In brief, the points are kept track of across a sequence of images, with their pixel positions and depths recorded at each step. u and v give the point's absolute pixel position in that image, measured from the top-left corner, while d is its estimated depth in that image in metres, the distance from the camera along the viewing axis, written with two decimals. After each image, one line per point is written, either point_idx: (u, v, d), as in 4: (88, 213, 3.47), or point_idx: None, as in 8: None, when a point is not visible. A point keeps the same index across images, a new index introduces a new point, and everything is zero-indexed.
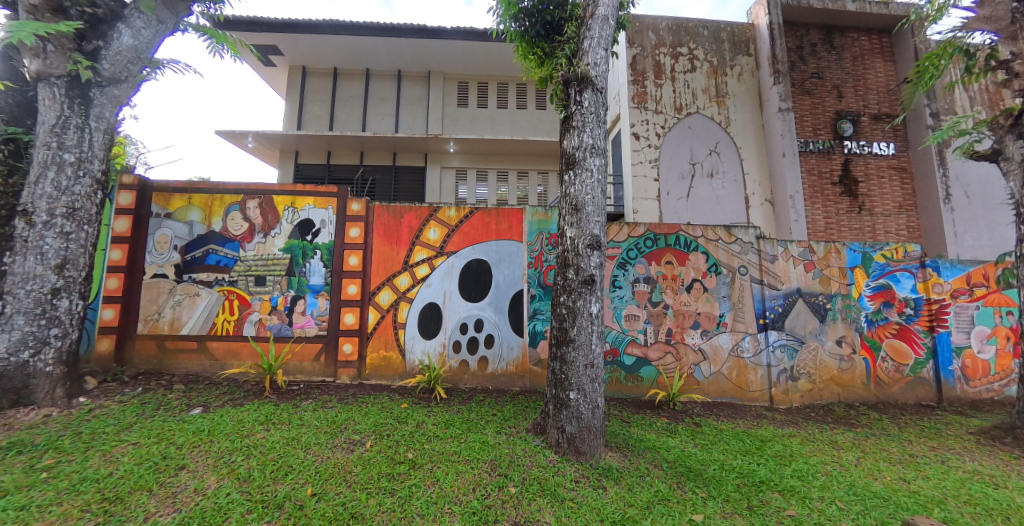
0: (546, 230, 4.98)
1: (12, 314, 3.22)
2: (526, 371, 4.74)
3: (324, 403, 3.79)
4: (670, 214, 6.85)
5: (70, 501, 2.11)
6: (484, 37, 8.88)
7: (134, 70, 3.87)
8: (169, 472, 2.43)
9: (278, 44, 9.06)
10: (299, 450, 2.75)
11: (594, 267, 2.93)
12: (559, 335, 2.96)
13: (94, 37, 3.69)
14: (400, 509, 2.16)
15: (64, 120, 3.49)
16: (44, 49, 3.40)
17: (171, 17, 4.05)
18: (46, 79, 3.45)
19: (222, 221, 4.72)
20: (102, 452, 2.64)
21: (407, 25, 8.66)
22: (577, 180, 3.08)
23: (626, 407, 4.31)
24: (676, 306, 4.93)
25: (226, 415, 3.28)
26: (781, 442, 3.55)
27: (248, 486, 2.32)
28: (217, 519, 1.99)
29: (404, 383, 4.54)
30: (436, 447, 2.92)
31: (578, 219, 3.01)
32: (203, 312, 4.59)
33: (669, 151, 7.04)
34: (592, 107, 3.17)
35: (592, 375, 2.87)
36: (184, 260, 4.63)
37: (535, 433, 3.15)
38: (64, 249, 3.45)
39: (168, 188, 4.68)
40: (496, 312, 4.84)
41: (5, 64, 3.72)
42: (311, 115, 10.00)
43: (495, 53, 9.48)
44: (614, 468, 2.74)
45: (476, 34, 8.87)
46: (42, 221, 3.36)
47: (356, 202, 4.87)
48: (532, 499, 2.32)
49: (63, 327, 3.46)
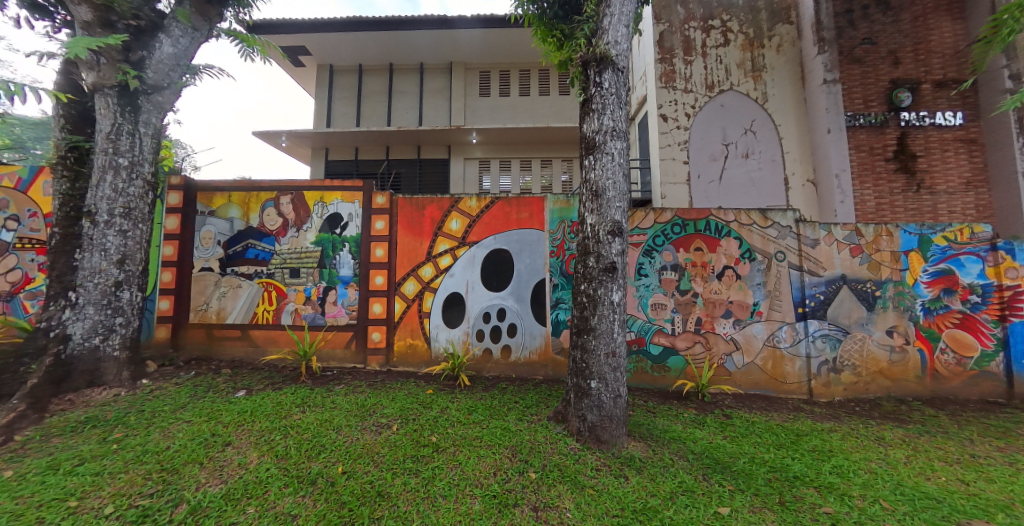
0: (568, 218, 4.87)
1: (84, 305, 3.58)
2: (548, 360, 4.72)
3: (355, 388, 3.97)
4: (700, 199, 6.54)
5: (134, 470, 2.35)
6: (449, 25, 8.79)
7: (175, 76, 4.15)
8: (216, 447, 2.63)
9: (305, 45, 9.36)
10: (331, 431, 2.90)
11: (617, 254, 2.86)
12: (579, 324, 2.92)
13: (138, 47, 3.93)
14: (423, 488, 2.25)
15: (118, 127, 3.79)
16: (98, 62, 3.68)
17: (204, 23, 4.30)
18: (100, 90, 3.74)
19: (259, 217, 4.99)
20: (160, 427, 2.91)
21: (369, 20, 8.73)
22: (597, 164, 2.99)
23: (652, 397, 4.23)
24: (705, 293, 4.74)
25: (267, 398, 3.52)
26: (820, 437, 3.36)
27: (286, 462, 2.48)
28: (258, 492, 2.16)
29: (429, 370, 4.68)
30: (459, 431, 2.99)
31: (599, 206, 2.93)
32: (245, 302, 4.90)
33: (700, 133, 6.67)
34: (614, 88, 3.05)
35: (614, 365, 2.83)
36: (227, 254, 4.95)
37: (556, 421, 3.13)
38: (123, 246, 3.78)
39: (210, 187, 5.02)
40: (518, 301, 4.83)
41: (66, 79, 4.05)
42: (338, 112, 10.32)
43: (461, 43, 9.43)
44: (637, 458, 2.70)
45: (442, 22, 8.75)
46: (104, 220, 3.69)
47: (381, 196, 4.99)
48: (552, 485, 2.33)
49: (126, 316, 3.83)
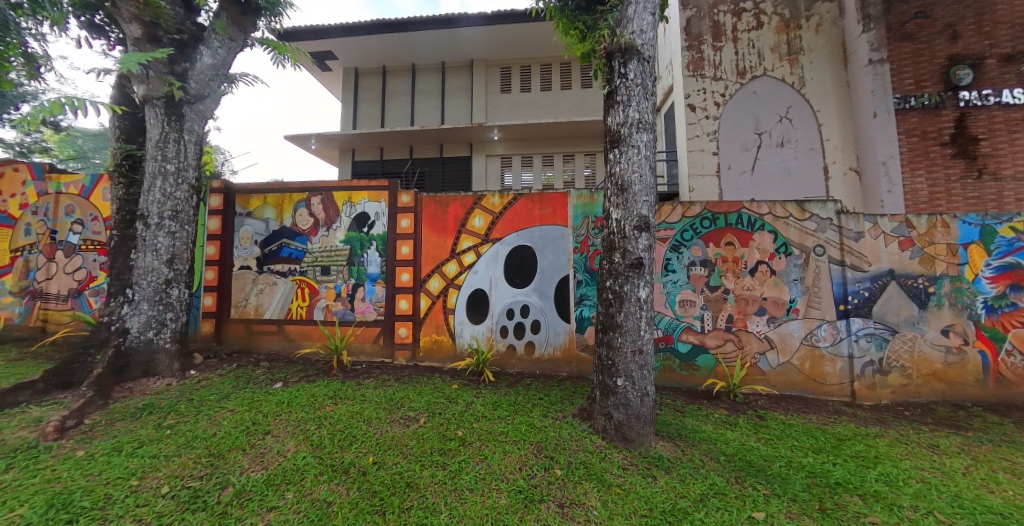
0: (592, 213, 4.78)
1: (139, 301, 3.87)
2: (572, 357, 4.68)
3: (383, 382, 4.09)
4: (731, 191, 6.27)
5: (186, 454, 2.52)
6: (451, 23, 8.79)
7: (215, 85, 4.37)
8: (257, 435, 2.78)
9: (332, 49, 9.66)
10: (362, 423, 3.01)
11: (644, 250, 2.79)
12: (605, 321, 2.88)
13: (181, 59, 4.19)
14: (451, 481, 2.29)
15: (165, 136, 4.04)
16: (147, 76, 3.94)
17: (240, 33, 4.51)
18: (150, 102, 4.00)
19: (292, 217, 5.21)
20: (208, 415, 3.11)
21: (378, 21, 8.81)
22: (622, 158, 2.93)
23: (680, 396, 4.12)
24: (737, 290, 4.55)
25: (302, 390, 3.69)
26: (865, 442, 3.17)
27: (321, 451, 2.60)
28: (296, 479, 2.27)
29: (454, 365, 4.75)
30: (484, 426, 3.02)
31: (625, 200, 2.86)
32: (280, 299, 5.14)
33: (731, 122, 6.38)
34: (639, 78, 2.96)
35: (641, 362, 2.77)
36: (263, 253, 5.21)
37: (581, 418, 3.10)
38: (172, 246, 4.04)
39: (248, 190, 5.30)
40: (541, 298, 4.81)
41: (121, 92, 4.37)
42: (364, 113, 10.60)
43: (463, 40, 9.41)
44: (665, 457, 2.65)
45: (445, 21, 8.75)
46: (155, 222, 3.96)
47: (406, 195, 5.09)
48: (578, 483, 2.32)
49: (175, 311, 4.10)
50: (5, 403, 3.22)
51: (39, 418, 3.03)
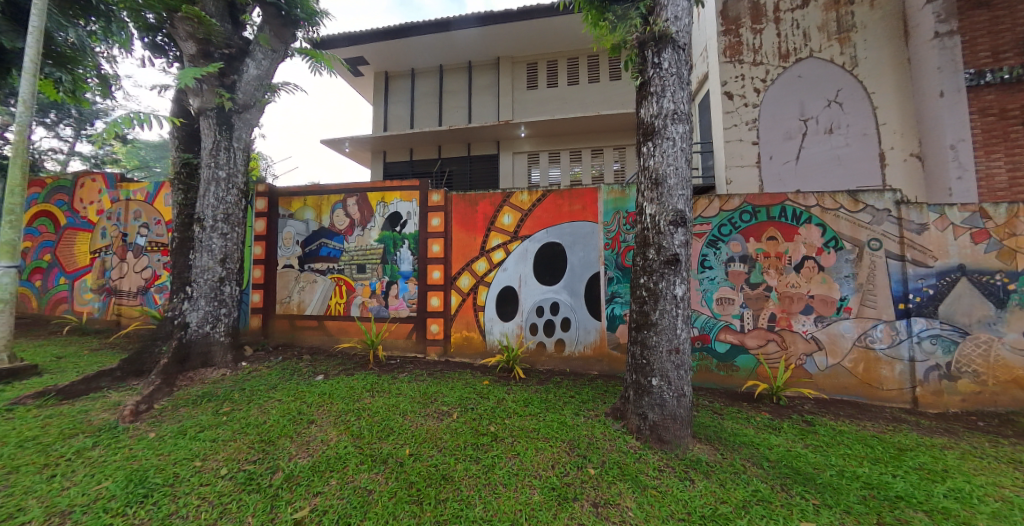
0: (624, 208, 4.66)
1: (197, 297, 4.19)
2: (603, 355, 4.60)
3: (416, 377, 4.21)
4: (773, 182, 5.92)
5: (240, 439, 2.72)
6: (447, 27, 8.91)
7: (259, 95, 4.64)
8: (302, 424, 2.95)
9: (364, 54, 9.99)
10: (398, 416, 3.11)
11: (680, 246, 2.69)
12: (639, 319, 2.81)
13: (230, 72, 4.48)
14: (484, 475, 2.33)
15: (217, 144, 4.35)
16: (201, 89, 4.23)
17: (281, 45, 4.77)
18: (204, 113, 4.31)
19: (330, 218, 5.46)
20: (259, 404, 3.33)
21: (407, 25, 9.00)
22: (656, 151, 2.83)
23: (718, 398, 3.96)
24: (780, 287, 4.30)
25: (342, 382, 3.87)
26: (930, 454, 2.90)
27: (361, 441, 2.72)
28: (339, 467, 2.39)
29: (485, 361, 4.81)
30: (516, 422, 3.05)
31: (659, 195, 2.78)
32: (320, 296, 5.40)
33: (773, 109, 6.01)
34: (674, 67, 2.85)
35: (678, 362, 2.69)
36: (304, 252, 5.49)
37: (614, 418, 3.05)
38: (224, 247, 4.35)
39: (289, 193, 5.60)
40: (571, 295, 4.77)
41: (178, 105, 4.74)
42: (394, 115, 10.90)
43: (460, 41, 9.52)
44: (704, 461, 2.55)
45: (440, 25, 8.90)
46: (209, 225, 4.27)
47: (436, 194, 5.19)
48: (612, 483, 2.29)
49: (228, 307, 4.41)
50: (88, 388, 3.60)
51: (117, 402, 3.37)
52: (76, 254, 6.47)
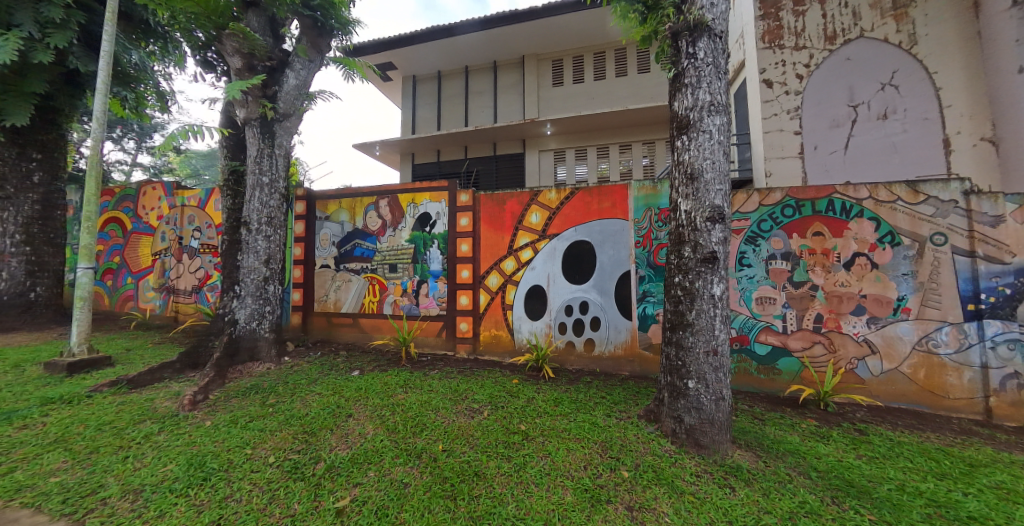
0: (655, 205, 4.51)
1: (245, 296, 4.47)
2: (635, 355, 4.50)
3: (447, 374, 4.29)
4: (818, 173, 5.54)
5: (285, 430, 2.88)
6: (451, 33, 9.16)
7: (298, 104, 4.87)
8: (341, 417, 3.08)
9: (392, 60, 10.28)
10: (431, 412, 3.19)
11: (717, 243, 2.58)
12: (674, 319, 2.73)
13: (272, 83, 4.74)
14: (516, 473, 2.34)
15: (262, 152, 4.62)
16: (246, 100, 4.50)
17: (318, 55, 4.99)
18: (249, 123, 4.59)
19: (363, 219, 5.66)
20: (301, 397, 3.52)
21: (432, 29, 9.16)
22: (692, 145, 2.72)
23: (758, 402, 3.78)
24: (827, 286, 4.02)
25: (376, 378, 4.00)
26: (1006, 471, 2.63)
27: (396, 435, 2.80)
28: (376, 460, 2.47)
29: (514, 360, 4.83)
30: (546, 422, 3.04)
31: (695, 190, 2.67)
32: (355, 294, 5.62)
33: (818, 95, 5.62)
34: (710, 57, 2.73)
35: (716, 364, 2.59)
36: (340, 253, 5.73)
37: (647, 420, 2.98)
38: (268, 248, 4.61)
39: (325, 196, 5.85)
40: (601, 294, 4.69)
41: (226, 116, 5.07)
42: (422, 118, 11.14)
43: (463, 45, 9.70)
44: (745, 468, 2.44)
45: (445, 30, 9.15)
46: (255, 228, 4.54)
47: (465, 194, 5.26)
48: (647, 486, 2.23)
49: (272, 305, 4.67)
50: (153, 378, 3.94)
51: (177, 391, 3.67)
52: (140, 256, 7.09)
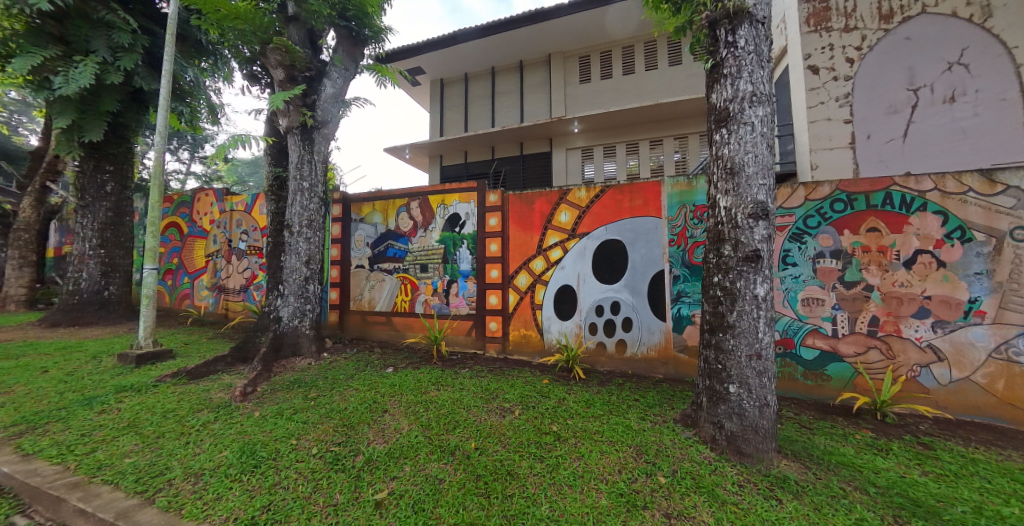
0: (691, 201, 4.33)
1: (288, 294, 4.73)
2: (669, 357, 4.35)
3: (477, 372, 4.34)
4: (872, 164, 5.13)
5: (326, 422, 3.02)
6: (453, 41, 9.48)
7: (335, 111, 5.08)
8: (378, 412, 3.19)
9: (421, 65, 10.54)
10: (463, 409, 3.24)
11: (761, 241, 2.45)
12: (713, 321, 2.61)
13: (311, 93, 4.98)
14: (549, 474, 2.33)
15: (303, 158, 4.87)
16: (289, 109, 4.76)
17: (352, 63, 5.19)
18: (291, 131, 4.85)
19: (395, 221, 5.83)
20: (340, 391, 3.68)
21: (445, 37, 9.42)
22: (732, 138, 2.59)
23: (805, 410, 3.55)
24: (884, 286, 3.71)
25: (409, 375, 4.12)
26: None
27: (430, 431, 2.87)
28: (412, 455, 2.54)
29: (543, 360, 4.81)
30: (578, 423, 3.00)
31: (735, 185, 2.54)
32: (388, 293, 5.80)
33: (871, 80, 5.20)
34: (752, 45, 2.59)
35: (760, 369, 2.46)
36: (374, 254, 5.94)
37: (684, 425, 2.88)
38: (309, 249, 4.85)
39: (359, 198, 6.08)
40: (633, 294, 4.57)
41: (270, 126, 5.38)
42: (450, 120, 11.32)
43: (465, 53, 10.01)
44: (793, 479, 2.29)
45: (445, 41, 9.52)
46: (296, 230, 4.79)
47: (493, 194, 5.29)
48: (685, 494, 2.15)
49: (312, 304, 4.90)
50: (209, 370, 4.25)
51: (230, 383, 3.94)
52: (195, 258, 7.66)
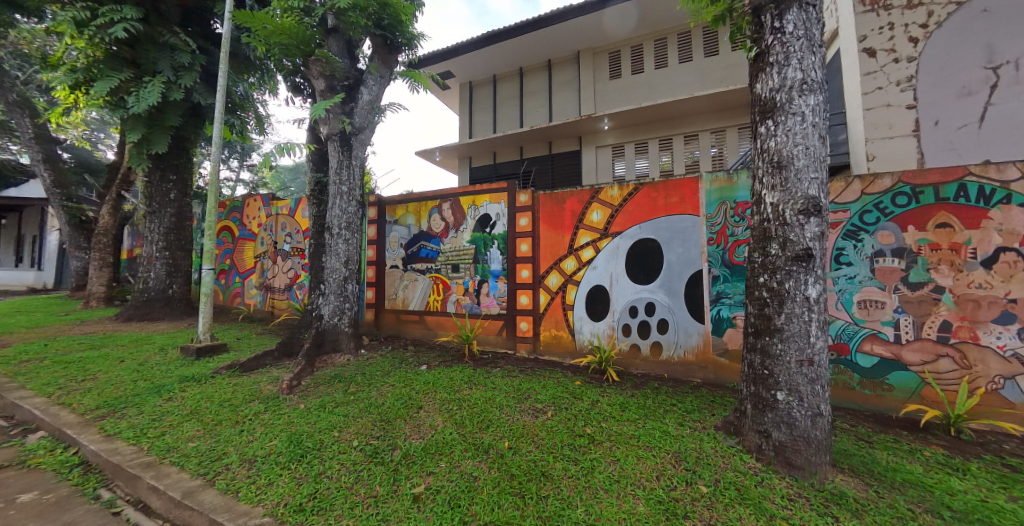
0: (731, 198, 4.12)
1: (329, 293, 4.97)
2: (708, 361, 4.16)
3: (509, 372, 4.36)
4: (941, 153, 4.63)
5: (365, 417, 3.14)
6: (455, 54, 9.97)
7: (372, 117, 5.28)
8: (413, 408, 3.28)
9: (450, 68, 10.78)
10: (496, 409, 3.26)
11: (812, 239, 2.28)
12: (758, 323, 2.47)
13: (349, 101, 5.20)
14: (584, 477, 2.30)
15: (343, 163, 5.11)
16: (329, 117, 5.01)
17: (387, 71, 5.38)
18: (331, 138, 5.09)
19: (428, 222, 5.98)
20: (377, 387, 3.81)
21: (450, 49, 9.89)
22: (779, 130, 2.44)
23: (863, 422, 3.28)
24: (958, 288, 3.34)
25: (442, 373, 4.20)
26: None
27: (464, 429, 2.91)
28: (446, 451, 2.59)
29: (575, 361, 4.75)
30: (613, 426, 2.94)
31: (783, 180, 2.39)
32: (421, 293, 5.95)
33: (940, 60, 4.70)
34: (802, 29, 2.42)
35: (811, 375, 2.30)
36: (407, 254, 6.12)
37: (726, 433, 2.74)
38: (348, 250, 5.07)
39: (394, 201, 6.28)
40: (669, 295, 4.42)
41: (312, 133, 5.69)
42: (479, 122, 11.46)
43: (471, 62, 10.43)
44: (852, 496, 2.11)
45: (449, 52, 9.99)
46: (336, 233, 5.01)
47: (524, 194, 5.29)
48: (729, 505, 2.04)
49: (351, 302, 5.12)
50: (259, 364, 4.55)
51: (277, 377, 4.19)
52: (246, 259, 8.22)
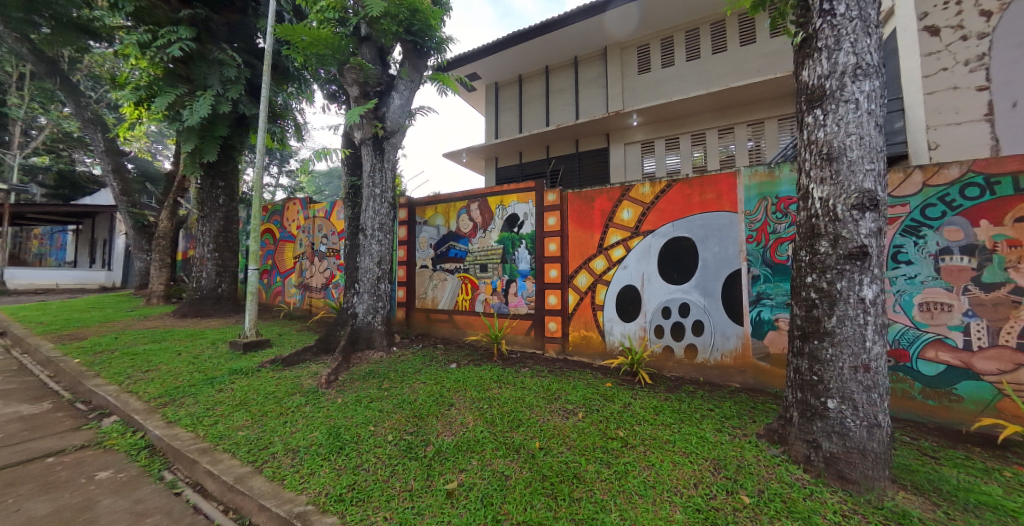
0: (773, 193, 3.90)
1: (363, 292, 5.16)
2: (748, 365, 3.96)
3: (538, 372, 4.35)
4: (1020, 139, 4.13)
5: (398, 412, 3.23)
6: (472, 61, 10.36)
7: (403, 121, 5.42)
8: (445, 406, 3.34)
9: (476, 70, 10.91)
10: (526, 408, 3.25)
11: (868, 236, 2.11)
12: (806, 326, 2.32)
13: (381, 106, 5.36)
14: (617, 482, 2.25)
15: (377, 167, 5.29)
16: (363, 123, 5.20)
17: (417, 75, 5.51)
18: (364, 142, 5.28)
19: (456, 223, 6.06)
20: (409, 384, 3.92)
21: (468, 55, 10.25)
22: (828, 119, 2.28)
23: (926, 435, 3.01)
24: None
25: (471, 371, 4.25)
26: None
27: (494, 427, 2.93)
28: (477, 449, 2.62)
29: (605, 363, 4.67)
30: (647, 430, 2.86)
31: (833, 173, 2.24)
32: (450, 292, 6.05)
33: (1017, 35, 4.21)
34: (855, 10, 2.25)
35: (867, 383, 2.14)
36: (436, 254, 6.24)
37: (770, 441, 2.59)
38: (381, 251, 5.24)
39: (423, 202, 6.42)
40: (705, 296, 4.24)
41: (347, 138, 5.92)
42: (505, 122, 11.50)
43: (489, 67, 10.72)
44: (915, 515, 1.94)
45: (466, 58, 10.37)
46: (370, 234, 5.19)
47: (552, 193, 5.25)
48: (775, 517, 1.93)
49: (384, 301, 5.29)
50: (299, 359, 4.80)
51: (316, 371, 4.40)
52: (286, 259, 8.68)
